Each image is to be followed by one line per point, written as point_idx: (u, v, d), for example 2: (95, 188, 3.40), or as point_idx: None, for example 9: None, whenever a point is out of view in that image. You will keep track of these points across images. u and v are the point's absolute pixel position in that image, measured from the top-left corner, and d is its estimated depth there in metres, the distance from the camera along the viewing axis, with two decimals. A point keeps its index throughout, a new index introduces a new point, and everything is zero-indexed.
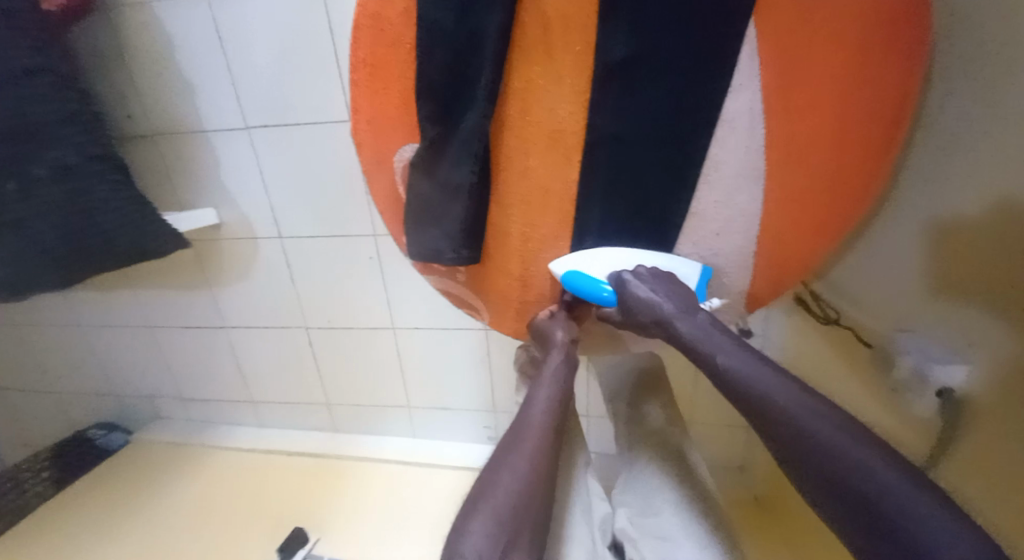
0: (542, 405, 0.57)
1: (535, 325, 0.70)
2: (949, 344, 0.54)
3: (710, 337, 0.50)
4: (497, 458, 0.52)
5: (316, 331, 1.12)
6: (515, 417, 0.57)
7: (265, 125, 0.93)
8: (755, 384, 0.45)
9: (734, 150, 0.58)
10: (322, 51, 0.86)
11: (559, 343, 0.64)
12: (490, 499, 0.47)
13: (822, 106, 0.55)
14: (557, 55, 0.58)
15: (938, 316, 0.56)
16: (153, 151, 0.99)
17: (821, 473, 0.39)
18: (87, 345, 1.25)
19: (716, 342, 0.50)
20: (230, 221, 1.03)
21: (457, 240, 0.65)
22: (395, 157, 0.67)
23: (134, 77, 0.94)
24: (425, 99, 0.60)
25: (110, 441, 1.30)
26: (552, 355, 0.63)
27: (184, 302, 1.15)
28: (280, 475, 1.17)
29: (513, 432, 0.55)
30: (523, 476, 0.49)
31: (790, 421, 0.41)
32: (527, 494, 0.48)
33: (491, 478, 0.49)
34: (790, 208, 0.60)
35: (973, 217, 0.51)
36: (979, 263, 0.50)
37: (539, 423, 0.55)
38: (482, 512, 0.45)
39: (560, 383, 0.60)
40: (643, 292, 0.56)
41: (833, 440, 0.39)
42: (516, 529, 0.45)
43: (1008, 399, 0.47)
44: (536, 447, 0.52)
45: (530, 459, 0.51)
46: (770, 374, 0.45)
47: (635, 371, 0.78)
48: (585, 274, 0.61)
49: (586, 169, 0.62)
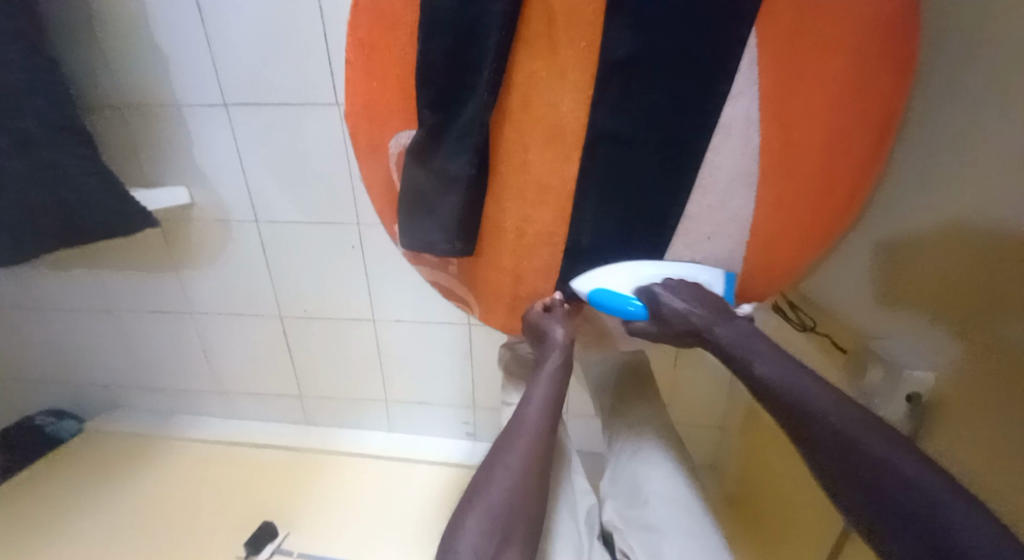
0: (537, 403, 0.57)
1: (529, 320, 0.65)
2: (929, 350, 0.56)
3: (745, 343, 0.52)
4: (493, 455, 0.52)
5: (292, 321, 1.08)
6: (510, 417, 0.56)
7: (247, 103, 0.89)
8: (790, 386, 0.47)
9: (729, 155, 0.51)
10: (310, 31, 0.82)
11: (557, 345, 0.61)
12: (481, 499, 0.47)
13: (819, 113, 0.49)
14: (559, 33, 0.48)
15: (918, 323, 0.58)
16: (122, 124, 0.93)
17: (853, 467, 0.41)
18: (37, 327, 1.18)
19: (751, 352, 0.51)
20: (204, 203, 0.99)
21: (451, 231, 0.57)
22: (390, 142, 0.58)
23: (102, 44, 0.88)
24: (418, 84, 0.52)
25: (60, 429, 1.21)
26: (550, 357, 0.61)
27: (148, 285, 1.09)
28: (248, 468, 1.13)
29: (508, 432, 0.54)
30: (516, 475, 0.49)
31: (824, 420, 0.43)
32: (520, 493, 0.49)
33: (484, 478, 0.50)
34: (779, 214, 0.53)
35: (954, 225, 0.52)
36: (959, 273, 0.51)
37: (533, 421, 0.54)
38: (476, 511, 0.46)
39: (557, 383, 0.60)
40: (675, 302, 0.55)
41: (866, 440, 0.41)
42: (509, 528, 0.46)
43: (978, 398, 0.49)
44: (529, 445, 0.52)
45: (523, 457, 0.51)
46: (802, 376, 0.47)
47: (618, 366, 0.79)
48: (611, 291, 0.58)
49: (585, 170, 0.53)
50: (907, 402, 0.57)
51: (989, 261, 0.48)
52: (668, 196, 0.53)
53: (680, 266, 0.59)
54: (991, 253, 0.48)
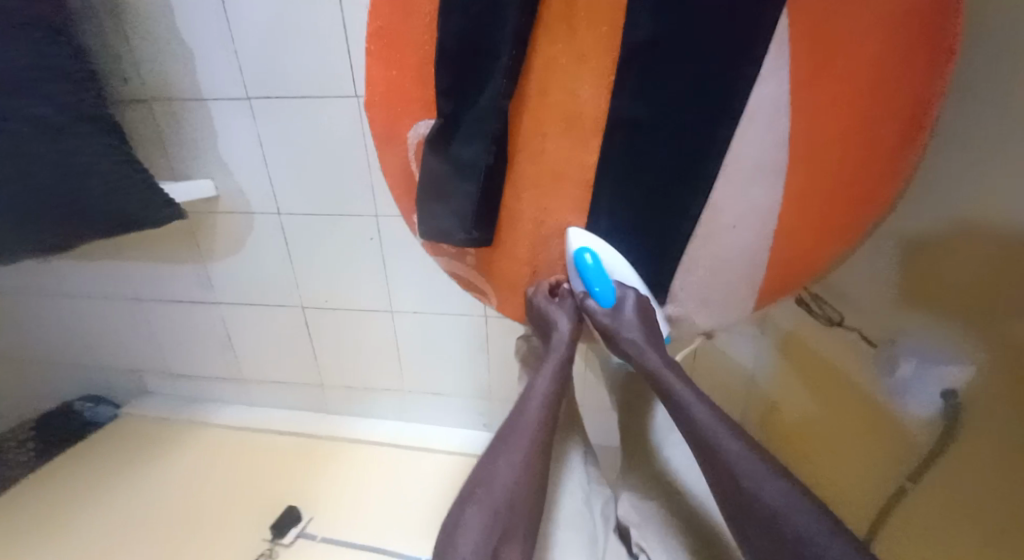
0: (541, 396, 0.55)
1: (535, 307, 0.62)
2: (947, 351, 0.52)
3: (668, 375, 0.51)
4: (494, 448, 0.51)
5: (311, 311, 1.10)
6: (512, 408, 0.55)
7: (266, 95, 0.89)
8: (706, 428, 0.47)
9: (757, 142, 0.49)
10: (329, 22, 0.82)
11: (565, 337, 0.58)
12: (483, 493, 0.47)
13: (850, 100, 0.46)
14: (578, 16, 0.48)
15: (936, 318, 0.54)
16: (149, 118, 0.96)
17: (758, 517, 0.42)
18: (71, 314, 1.22)
19: (676, 382, 0.51)
20: (226, 194, 1.00)
21: (468, 220, 0.56)
22: (409, 134, 0.57)
23: (128, 37, 0.90)
24: (437, 68, 0.51)
25: (98, 414, 1.27)
26: (554, 350, 0.58)
27: (174, 275, 1.11)
28: (271, 454, 1.16)
29: (508, 426, 0.53)
30: (518, 470, 0.49)
31: (733, 469, 0.44)
32: (521, 490, 0.48)
33: (485, 471, 0.49)
34: (805, 207, 0.52)
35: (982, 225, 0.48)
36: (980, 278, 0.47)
37: (535, 417, 0.53)
38: (478, 505, 0.46)
39: (560, 379, 0.56)
40: (623, 319, 0.56)
41: (766, 492, 0.42)
42: (510, 522, 0.46)
43: (992, 419, 0.47)
44: (530, 441, 0.51)
45: (526, 453, 0.50)
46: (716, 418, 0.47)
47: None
48: (595, 258, 0.57)
49: (603, 157, 0.53)
50: (941, 396, 0.53)
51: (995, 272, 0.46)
52: (690, 185, 0.51)
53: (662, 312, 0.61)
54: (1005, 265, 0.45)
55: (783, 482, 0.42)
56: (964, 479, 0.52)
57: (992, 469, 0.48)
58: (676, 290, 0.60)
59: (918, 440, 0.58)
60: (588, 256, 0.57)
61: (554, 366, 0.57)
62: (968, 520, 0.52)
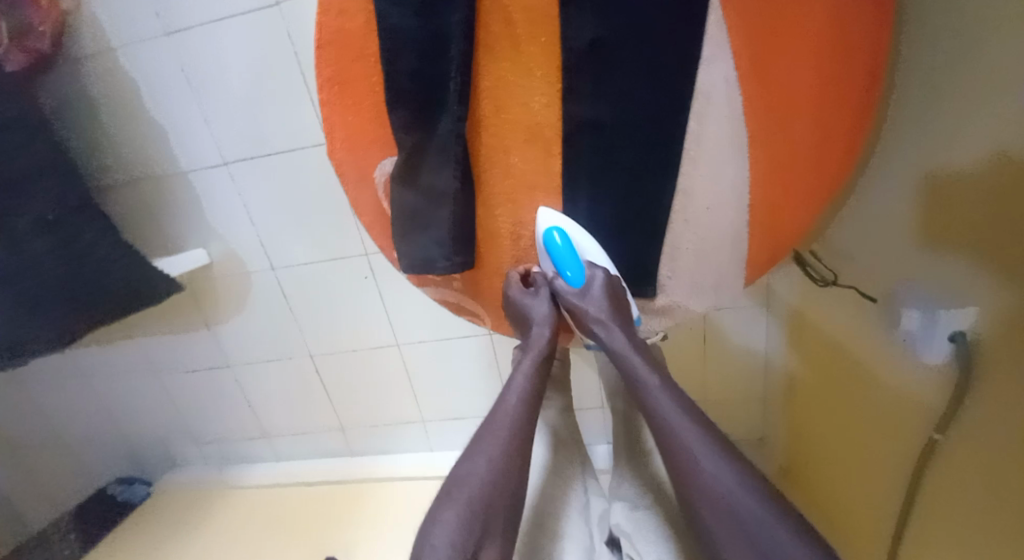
0: (516, 393, 0.54)
1: (511, 303, 0.60)
2: (948, 295, 0.52)
3: (644, 377, 0.50)
4: (473, 445, 0.50)
5: (320, 358, 1.11)
6: (489, 411, 0.54)
7: (244, 158, 0.92)
8: (684, 439, 0.45)
9: (717, 121, 0.49)
10: (291, 77, 0.84)
11: (544, 332, 0.57)
12: (461, 490, 0.46)
13: (798, 66, 0.47)
14: (518, 34, 0.49)
15: (940, 255, 0.52)
16: (136, 199, 0.98)
17: (725, 520, 0.40)
18: (93, 400, 1.24)
19: (654, 387, 0.49)
20: (220, 259, 1.02)
21: (448, 246, 0.57)
22: (375, 173, 0.58)
23: (106, 128, 0.93)
24: (390, 107, 0.52)
25: (132, 493, 1.28)
26: (535, 331, 0.58)
27: (185, 345, 1.14)
28: (302, 506, 1.16)
29: (487, 422, 0.52)
30: (496, 465, 0.48)
31: (706, 480, 0.42)
32: (496, 485, 0.47)
33: (463, 468, 0.48)
34: (776, 176, 0.51)
35: (956, 160, 0.48)
36: (968, 210, 0.47)
37: (512, 410, 0.53)
38: (455, 503, 0.45)
39: (540, 371, 0.56)
40: (589, 305, 0.55)
41: (739, 502, 0.40)
42: (488, 517, 0.45)
43: (999, 352, 0.46)
44: (503, 441, 0.50)
45: (502, 448, 0.49)
46: (694, 428, 0.45)
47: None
48: (564, 236, 0.55)
49: (569, 161, 0.53)
50: (951, 342, 0.52)
51: (982, 192, 0.44)
52: (657, 175, 0.52)
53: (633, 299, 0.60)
54: (990, 187, 0.43)
55: (736, 476, 0.42)
56: (991, 433, 0.50)
57: (1009, 419, 0.46)
58: (665, 280, 0.59)
59: (938, 396, 0.56)
60: (556, 235, 0.55)
61: (531, 362, 0.56)
62: (996, 478, 0.49)
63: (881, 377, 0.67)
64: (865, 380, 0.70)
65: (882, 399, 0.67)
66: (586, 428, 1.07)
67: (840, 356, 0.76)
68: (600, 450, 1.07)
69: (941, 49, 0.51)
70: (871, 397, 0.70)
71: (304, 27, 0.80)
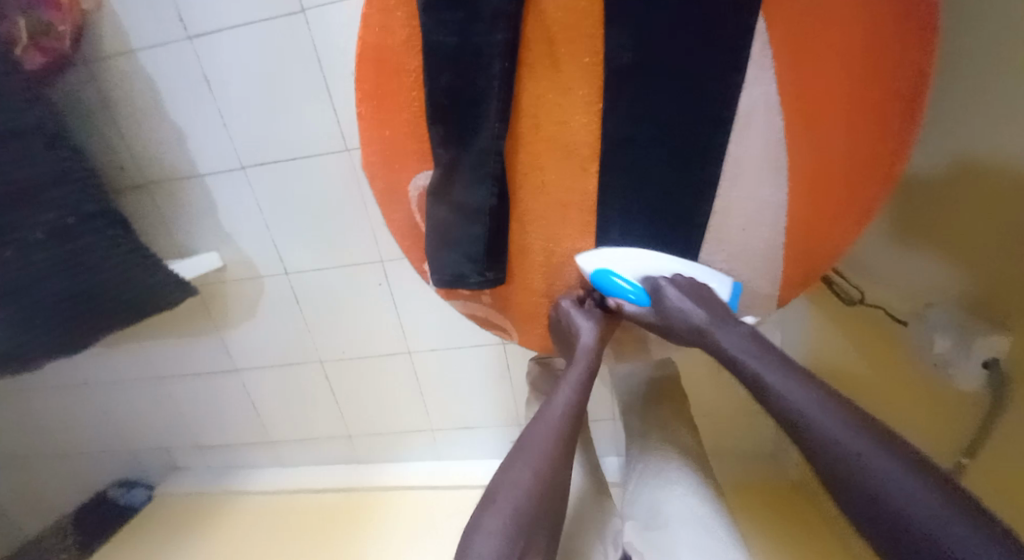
0: (561, 409, 0.53)
1: (558, 314, 0.60)
2: (986, 321, 0.55)
3: (801, 397, 0.40)
4: (513, 456, 0.49)
5: (330, 364, 1.10)
6: (527, 426, 0.53)
7: (260, 163, 0.91)
8: (830, 448, 0.37)
9: (757, 145, 0.48)
10: (313, 83, 0.83)
11: (587, 352, 0.56)
12: (503, 498, 0.45)
13: (847, 92, 0.45)
14: (560, 53, 0.48)
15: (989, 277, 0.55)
16: (151, 201, 0.97)
17: (822, 457, 0.38)
18: (96, 403, 1.23)
19: (774, 374, 0.43)
20: (234, 263, 1.01)
21: (480, 262, 0.56)
22: (409, 187, 0.58)
23: (121, 128, 0.92)
24: (428, 123, 0.52)
25: (132, 498, 1.26)
26: (579, 353, 0.56)
27: (193, 348, 1.13)
28: (308, 515, 1.14)
29: (525, 435, 0.51)
30: (541, 477, 0.47)
31: (793, 413, 0.40)
32: (540, 497, 0.46)
33: (505, 478, 0.47)
34: (817, 198, 0.50)
35: (1011, 175, 0.51)
36: (1022, 238, 0.50)
37: (557, 422, 0.51)
38: (499, 512, 0.44)
39: (582, 390, 0.54)
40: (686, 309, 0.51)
41: (831, 435, 0.38)
42: (531, 529, 0.44)
43: None
44: (547, 452, 0.49)
45: (545, 459, 0.48)
46: (843, 427, 0.38)
47: (650, 383, 0.77)
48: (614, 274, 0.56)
49: (604, 179, 0.52)
50: (982, 368, 0.55)
51: None
52: (694, 197, 0.51)
53: (699, 268, 0.55)
54: None
55: (819, 398, 0.40)
56: None
57: None
58: None
59: (981, 394, 0.57)
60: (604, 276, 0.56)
61: (578, 376, 0.55)
62: None
63: (913, 389, 0.66)
64: (888, 388, 0.71)
65: (908, 414, 0.68)
66: (598, 441, 1.06)
67: (865, 381, 0.75)
68: (611, 463, 1.06)
69: (970, 84, 0.55)
70: (895, 404, 0.70)
71: (328, 34, 0.79)
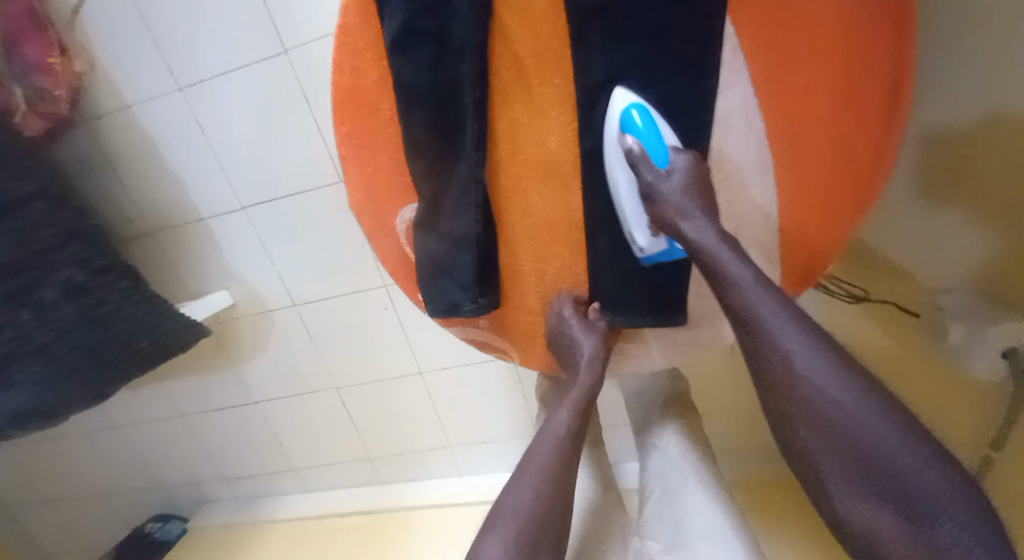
0: (560, 427, 0.53)
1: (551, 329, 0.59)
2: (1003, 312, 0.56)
3: (844, 398, 0.38)
4: (514, 478, 0.49)
5: (345, 390, 1.11)
6: (529, 445, 0.52)
7: (259, 202, 0.92)
8: (853, 431, 0.37)
9: (740, 147, 0.47)
10: (301, 118, 0.84)
11: (587, 369, 0.55)
12: (503, 522, 0.45)
13: (823, 88, 0.44)
14: (530, 76, 0.49)
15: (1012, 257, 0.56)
16: (160, 247, 1.00)
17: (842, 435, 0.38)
18: (127, 444, 1.27)
19: (789, 337, 0.41)
20: (243, 299, 1.03)
21: (472, 289, 0.56)
22: (396, 220, 0.59)
23: (125, 180, 0.95)
24: (410, 158, 0.53)
25: (167, 531, 1.28)
26: (581, 374, 0.55)
27: (213, 384, 1.15)
28: (335, 538, 1.15)
29: (526, 455, 0.51)
30: (541, 499, 0.47)
31: (809, 386, 0.39)
32: (541, 518, 0.46)
33: (507, 499, 0.47)
34: (807, 197, 0.48)
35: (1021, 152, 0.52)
36: None
37: (557, 440, 0.51)
38: (499, 537, 0.44)
39: (582, 407, 0.54)
40: (703, 235, 0.45)
41: (853, 415, 0.37)
42: (533, 551, 0.44)
43: None
44: (549, 473, 0.49)
45: (545, 480, 0.48)
46: (865, 406, 0.37)
47: (660, 391, 0.76)
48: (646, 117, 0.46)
49: (589, 195, 0.52)
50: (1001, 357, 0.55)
51: None
52: None
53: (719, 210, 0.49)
54: None
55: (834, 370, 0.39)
56: None
57: None
58: (698, 311, 0.56)
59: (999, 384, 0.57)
60: (636, 113, 0.46)
61: (578, 395, 0.54)
62: None
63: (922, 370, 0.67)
64: (894, 371, 0.70)
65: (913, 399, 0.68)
66: (615, 447, 1.05)
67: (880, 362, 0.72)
68: (630, 469, 1.05)
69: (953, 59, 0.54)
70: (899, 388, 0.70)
71: (310, 71, 0.80)
